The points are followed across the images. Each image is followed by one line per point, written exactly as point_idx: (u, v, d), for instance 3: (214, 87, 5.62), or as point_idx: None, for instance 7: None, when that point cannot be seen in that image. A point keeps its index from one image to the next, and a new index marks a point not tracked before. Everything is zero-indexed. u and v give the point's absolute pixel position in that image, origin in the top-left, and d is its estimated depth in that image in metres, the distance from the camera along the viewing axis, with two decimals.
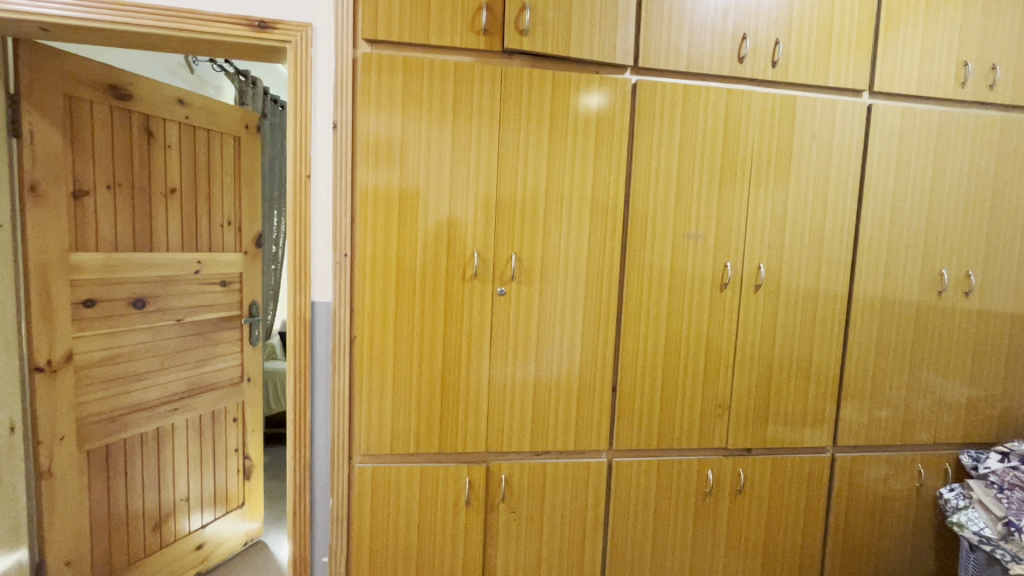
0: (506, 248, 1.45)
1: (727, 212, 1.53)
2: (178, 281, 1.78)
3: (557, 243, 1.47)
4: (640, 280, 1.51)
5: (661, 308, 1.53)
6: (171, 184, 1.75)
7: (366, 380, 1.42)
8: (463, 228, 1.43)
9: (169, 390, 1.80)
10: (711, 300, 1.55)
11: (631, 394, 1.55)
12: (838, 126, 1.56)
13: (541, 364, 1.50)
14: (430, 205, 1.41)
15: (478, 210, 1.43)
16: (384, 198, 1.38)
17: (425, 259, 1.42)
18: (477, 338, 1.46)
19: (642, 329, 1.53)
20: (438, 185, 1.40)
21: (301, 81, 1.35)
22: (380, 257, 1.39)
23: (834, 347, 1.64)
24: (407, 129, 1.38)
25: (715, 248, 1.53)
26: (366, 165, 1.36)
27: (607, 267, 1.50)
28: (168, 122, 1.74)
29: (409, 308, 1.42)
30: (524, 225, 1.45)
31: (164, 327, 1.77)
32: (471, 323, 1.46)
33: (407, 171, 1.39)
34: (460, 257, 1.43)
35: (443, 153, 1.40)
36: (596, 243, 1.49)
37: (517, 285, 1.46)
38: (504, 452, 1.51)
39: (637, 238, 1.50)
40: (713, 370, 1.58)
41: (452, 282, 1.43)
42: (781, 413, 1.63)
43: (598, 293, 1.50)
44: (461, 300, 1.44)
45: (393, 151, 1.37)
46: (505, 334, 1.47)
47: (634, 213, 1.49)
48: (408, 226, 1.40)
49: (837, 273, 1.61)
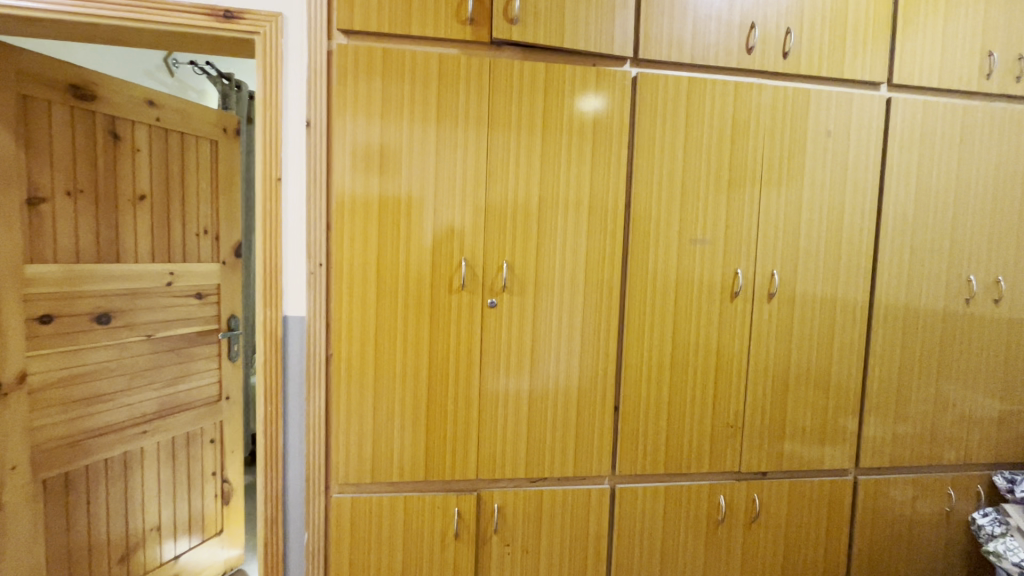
0: (497, 255, 1.33)
1: (737, 214, 1.41)
2: (148, 294, 1.67)
3: (552, 249, 1.35)
4: (644, 290, 1.39)
5: (667, 319, 1.41)
6: (140, 191, 1.64)
7: (344, 402, 1.30)
8: (450, 234, 1.31)
9: (137, 411, 1.68)
10: (720, 310, 1.42)
11: (636, 413, 1.42)
12: (856, 121, 1.44)
13: (535, 381, 1.37)
14: (414, 210, 1.29)
15: (466, 215, 1.31)
16: (362, 202, 1.26)
17: (407, 269, 1.30)
18: (466, 354, 1.34)
19: (645, 342, 1.41)
20: (422, 187, 1.29)
21: (270, 75, 1.24)
22: (358, 267, 1.27)
23: (855, 360, 1.51)
24: (387, 127, 1.26)
25: (724, 254, 1.41)
26: (342, 167, 1.25)
27: (608, 275, 1.38)
28: (138, 125, 1.64)
29: (391, 322, 1.30)
30: (517, 230, 1.33)
31: (132, 344, 1.65)
32: (460, 338, 1.33)
33: (387, 173, 1.27)
34: (446, 266, 1.31)
35: (427, 153, 1.28)
36: (595, 250, 1.37)
37: (509, 296, 1.34)
38: (497, 479, 1.38)
39: (639, 243, 1.38)
40: (725, 387, 1.45)
41: (438, 294, 1.31)
42: (799, 431, 1.50)
43: (598, 303, 1.38)
44: (448, 312, 1.32)
45: (372, 151, 1.26)
46: (496, 349, 1.35)
47: (636, 216, 1.37)
48: (389, 233, 1.28)
49: (857, 280, 1.48)
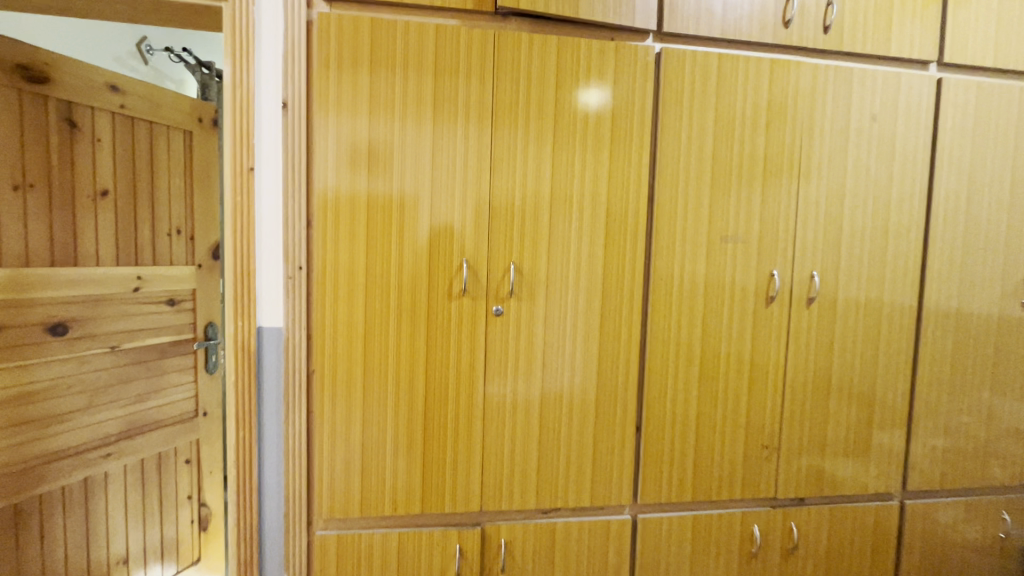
0: (503, 256, 1.16)
1: (773, 209, 1.25)
2: (111, 301, 1.49)
3: (564, 248, 1.19)
4: (669, 295, 1.23)
5: (695, 327, 1.25)
6: (101, 186, 1.47)
7: (329, 426, 1.13)
8: (449, 232, 1.14)
9: (100, 432, 1.50)
10: (754, 317, 1.26)
11: (660, 435, 1.25)
12: (903, 103, 1.29)
13: (547, 399, 1.21)
14: (408, 206, 1.12)
15: (467, 211, 1.14)
16: (348, 196, 1.10)
17: (400, 273, 1.13)
18: (468, 370, 1.17)
19: (671, 353, 1.24)
20: (417, 179, 1.12)
21: (240, 48, 1.07)
22: (343, 272, 1.11)
23: (902, 372, 1.36)
24: (376, 109, 1.10)
25: (758, 253, 1.25)
26: (325, 156, 1.08)
27: (628, 277, 1.22)
28: (99, 112, 1.46)
29: (381, 333, 1.13)
30: (525, 228, 1.17)
31: (93, 357, 1.47)
32: (460, 352, 1.17)
33: (376, 163, 1.10)
34: (445, 269, 1.15)
35: (423, 140, 1.12)
36: (614, 250, 1.21)
37: (516, 303, 1.18)
38: (504, 511, 1.22)
39: (664, 241, 1.22)
40: (759, 403, 1.29)
41: (435, 302, 1.15)
42: (840, 452, 1.34)
43: (618, 310, 1.22)
44: (448, 322, 1.16)
45: (358, 138, 1.09)
46: (502, 364, 1.19)
47: (659, 211, 1.21)
48: (379, 232, 1.12)
49: (904, 282, 1.33)
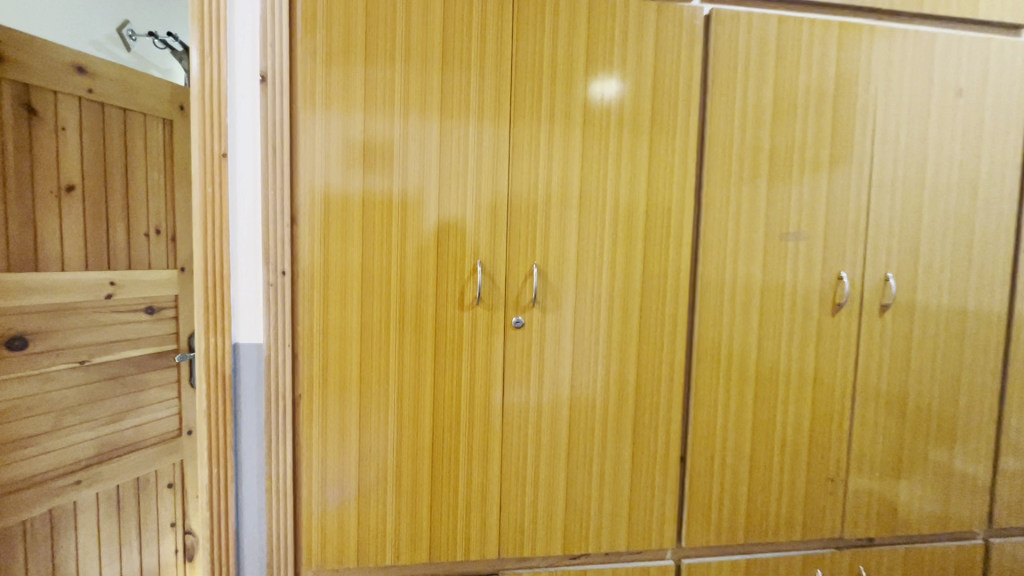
0: (524, 259, 0.98)
1: (841, 201, 1.06)
2: (81, 309, 1.33)
3: (596, 249, 1.00)
4: (719, 302, 1.05)
5: (749, 340, 1.06)
6: (67, 180, 1.29)
7: (318, 460, 0.96)
8: (459, 231, 0.96)
9: (69, 457, 1.32)
10: (819, 327, 1.08)
11: (708, 466, 1.07)
12: (994, 75, 1.09)
13: (576, 425, 1.03)
14: (410, 202, 0.94)
15: (481, 206, 0.96)
16: (339, 189, 0.92)
17: (403, 281, 0.95)
18: (483, 393, 1.00)
19: (721, 371, 1.06)
20: (422, 169, 0.94)
21: (209, 9, 0.89)
22: (334, 279, 0.93)
23: (987, 391, 1.16)
24: (373, 84, 0.92)
25: (824, 253, 1.06)
26: (312, 141, 0.91)
27: (671, 282, 1.03)
28: (64, 97, 1.28)
29: (380, 352, 0.96)
30: (550, 226, 0.99)
31: (60, 373, 1.29)
32: (474, 372, 0.99)
33: (372, 149, 0.93)
34: (455, 275, 0.97)
35: (427, 122, 0.94)
36: (655, 250, 1.02)
37: (540, 314, 1.00)
38: (526, 557, 1.04)
39: (712, 240, 1.03)
40: (823, 427, 1.10)
41: (443, 314, 0.97)
42: (915, 483, 1.15)
43: (660, 322, 1.03)
44: (459, 338, 0.98)
45: (351, 119, 0.91)
46: (524, 384, 1.01)
47: (708, 205, 1.03)
48: (377, 231, 0.94)
49: (993, 285, 1.13)
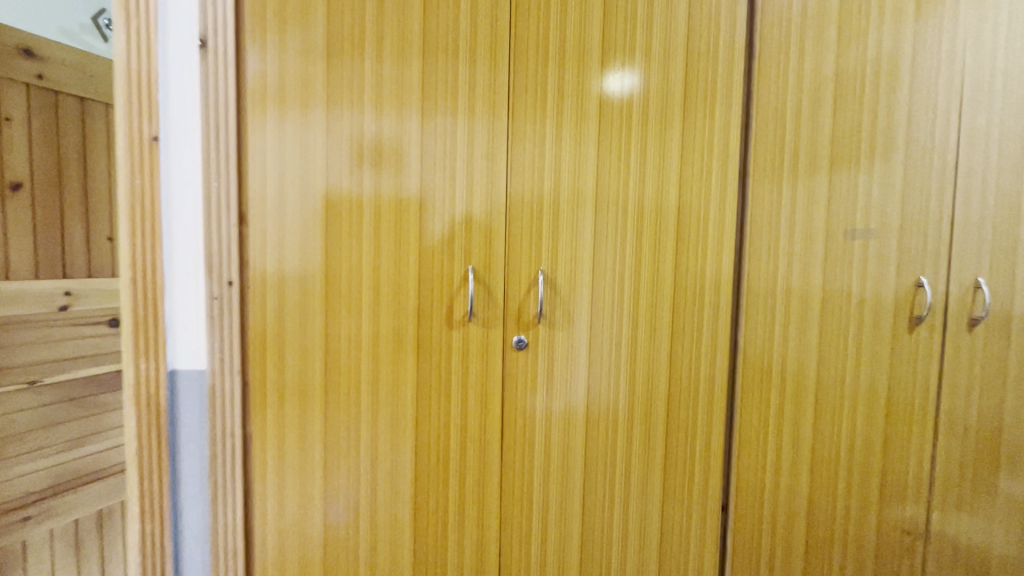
0: (527, 266, 0.80)
1: (921, 190, 0.86)
2: (31, 324, 1.17)
3: (616, 253, 0.81)
4: (769, 317, 0.85)
5: (806, 363, 0.86)
6: (13, 177, 1.13)
7: (274, 507, 0.79)
8: (447, 233, 0.78)
9: (17, 491, 1.16)
10: (894, 346, 0.87)
11: (755, 517, 0.87)
12: None
13: (592, 469, 0.84)
14: (383, 197, 0.77)
15: (474, 200, 0.78)
16: (297, 182, 0.76)
17: (377, 293, 0.78)
18: (476, 430, 0.81)
19: (769, 400, 0.86)
20: (397, 156, 0.77)
21: None
22: (292, 290, 0.76)
23: None
24: (336, 54, 0.76)
25: (900, 254, 0.86)
26: (263, 123, 0.75)
27: (709, 292, 0.84)
28: (11, 83, 1.12)
29: (348, 380, 0.78)
30: (559, 224, 0.80)
31: (6, 397, 1.14)
32: (465, 405, 0.81)
33: (336, 134, 0.76)
34: (442, 287, 0.79)
35: (405, 100, 0.77)
36: (690, 253, 0.83)
37: (547, 331, 0.81)
38: None
39: (760, 240, 0.84)
40: (898, 469, 0.89)
41: (426, 334, 0.79)
42: (1008, 535, 0.95)
43: (695, 342, 0.84)
44: (447, 364, 0.80)
45: (310, 97, 0.75)
46: (527, 419, 0.82)
47: (754, 197, 0.83)
48: (344, 232, 0.77)
49: None
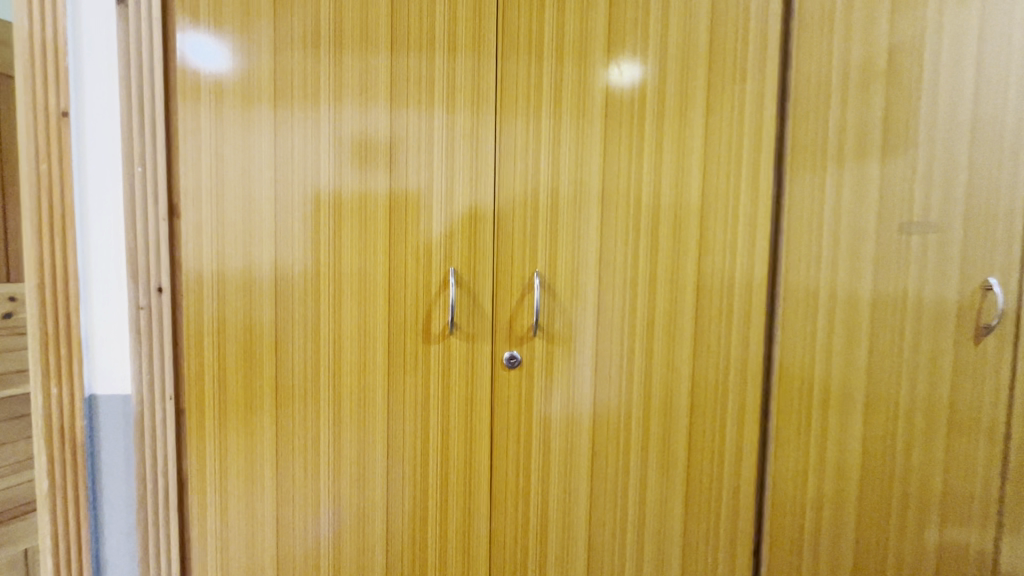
0: (519, 267, 0.66)
1: (990, 176, 0.72)
2: None
3: (627, 251, 0.68)
4: (810, 327, 0.72)
5: (854, 382, 0.73)
6: None
7: (218, 558, 0.66)
8: (423, 228, 0.65)
9: None
10: (957, 361, 0.74)
11: (793, 563, 0.74)
12: None
13: (600, 508, 0.70)
14: (344, 183, 0.64)
15: (455, 187, 0.65)
16: (239, 165, 0.63)
17: (339, 301, 0.65)
18: (460, 465, 0.68)
19: (810, 425, 0.73)
20: (359, 133, 0.64)
21: None
22: (234, 297, 0.63)
23: None
24: (284, 10, 0.62)
25: (965, 252, 0.72)
26: (196, 94, 0.62)
27: (739, 297, 0.70)
28: None
29: (304, 406, 0.65)
30: (558, 216, 0.67)
31: None
32: (447, 434, 0.67)
33: (284, 105, 0.63)
34: (417, 293, 0.65)
35: (369, 66, 0.64)
36: (715, 250, 0.69)
37: (544, 345, 0.68)
38: None
39: (798, 234, 0.70)
40: (961, 505, 0.76)
41: (399, 350, 0.66)
42: None
43: (721, 357, 0.71)
44: (424, 385, 0.67)
45: (251, 61, 0.62)
46: (522, 449, 0.69)
47: (792, 181, 0.70)
48: (297, 226, 0.64)
49: None
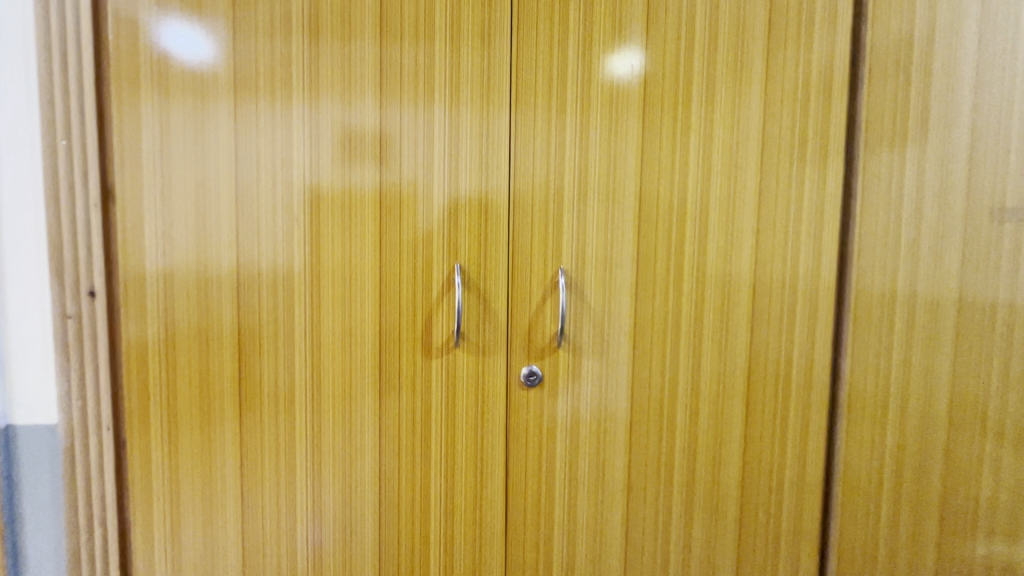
0: (538, 264, 0.54)
1: None
2: None
3: (670, 244, 0.56)
4: (886, 332, 0.60)
5: (936, 397, 0.61)
6: None
7: None
8: (421, 216, 0.53)
9: None
10: None
11: None
12: None
13: (637, 550, 0.58)
14: (322, 160, 0.52)
15: (459, 165, 0.53)
16: (190, 138, 0.50)
17: (317, 309, 0.53)
18: (468, 506, 0.56)
19: (884, 452, 0.61)
20: (340, 99, 0.52)
21: None
22: (186, 302, 0.51)
23: None
24: None
25: None
26: (134, 52, 0.49)
27: (803, 297, 0.58)
28: None
29: (277, 433, 0.53)
30: (587, 201, 0.55)
31: None
32: (453, 464, 0.56)
33: (245, 63, 0.51)
34: (414, 297, 0.53)
35: (352, 13, 0.51)
36: (775, 240, 0.57)
37: (570, 357, 0.56)
38: None
39: (871, 223, 0.58)
40: None
41: (392, 366, 0.54)
42: None
43: (780, 370, 0.59)
44: (424, 408, 0.55)
45: (202, 9, 0.50)
46: (543, 481, 0.57)
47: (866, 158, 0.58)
48: (264, 213, 0.51)
49: None
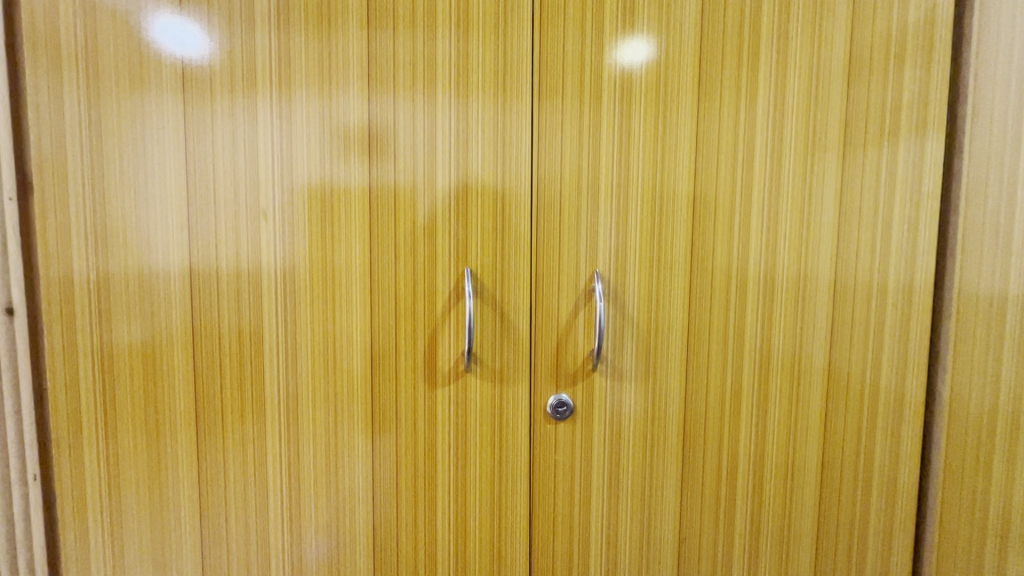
0: (568, 269, 0.44)
1: None
2: None
3: (731, 242, 0.45)
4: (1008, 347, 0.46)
5: None
6: None
7: None
8: (421, 215, 0.42)
9: None
10: None
11: None
12: None
13: None
14: (295, 139, 0.41)
15: (467, 144, 0.42)
16: (128, 117, 0.40)
17: (294, 323, 0.42)
18: (481, 564, 0.46)
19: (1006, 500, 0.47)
20: (318, 63, 0.41)
21: None
22: (129, 321, 0.41)
23: None
24: None
25: None
26: (53, 12, 0.39)
27: (894, 303, 0.47)
28: None
29: (246, 477, 0.43)
30: (628, 191, 0.44)
31: None
32: (463, 511, 0.45)
33: (196, 24, 0.40)
34: (412, 310, 0.43)
35: None
36: (859, 233, 0.46)
37: (605, 380, 0.45)
38: None
39: (994, 211, 0.46)
40: None
41: (387, 397, 0.44)
42: None
43: (864, 393, 0.48)
44: (427, 444, 0.44)
45: None
46: (575, 529, 0.46)
47: (986, 130, 0.45)
48: (221, 206, 0.41)
49: None
